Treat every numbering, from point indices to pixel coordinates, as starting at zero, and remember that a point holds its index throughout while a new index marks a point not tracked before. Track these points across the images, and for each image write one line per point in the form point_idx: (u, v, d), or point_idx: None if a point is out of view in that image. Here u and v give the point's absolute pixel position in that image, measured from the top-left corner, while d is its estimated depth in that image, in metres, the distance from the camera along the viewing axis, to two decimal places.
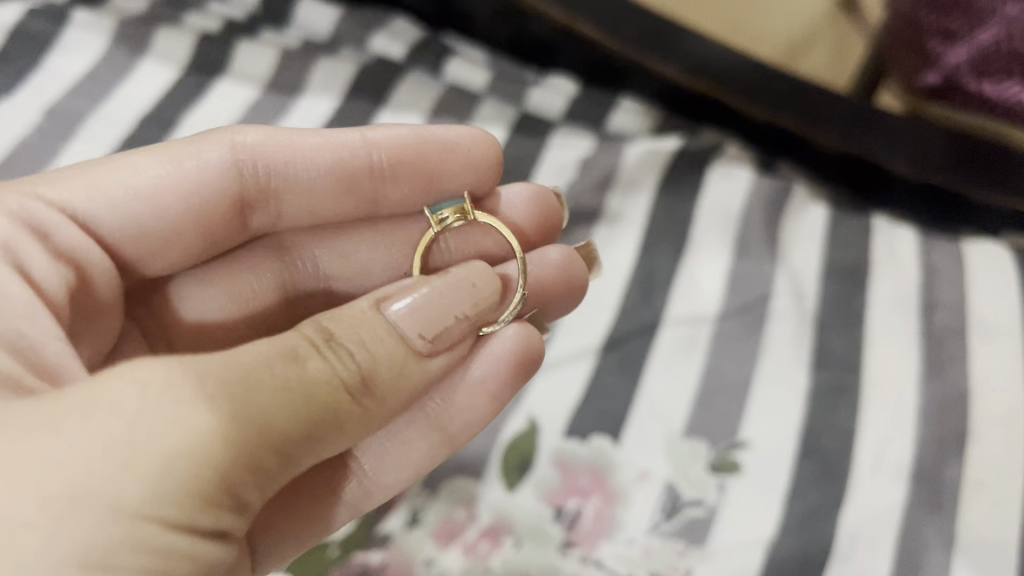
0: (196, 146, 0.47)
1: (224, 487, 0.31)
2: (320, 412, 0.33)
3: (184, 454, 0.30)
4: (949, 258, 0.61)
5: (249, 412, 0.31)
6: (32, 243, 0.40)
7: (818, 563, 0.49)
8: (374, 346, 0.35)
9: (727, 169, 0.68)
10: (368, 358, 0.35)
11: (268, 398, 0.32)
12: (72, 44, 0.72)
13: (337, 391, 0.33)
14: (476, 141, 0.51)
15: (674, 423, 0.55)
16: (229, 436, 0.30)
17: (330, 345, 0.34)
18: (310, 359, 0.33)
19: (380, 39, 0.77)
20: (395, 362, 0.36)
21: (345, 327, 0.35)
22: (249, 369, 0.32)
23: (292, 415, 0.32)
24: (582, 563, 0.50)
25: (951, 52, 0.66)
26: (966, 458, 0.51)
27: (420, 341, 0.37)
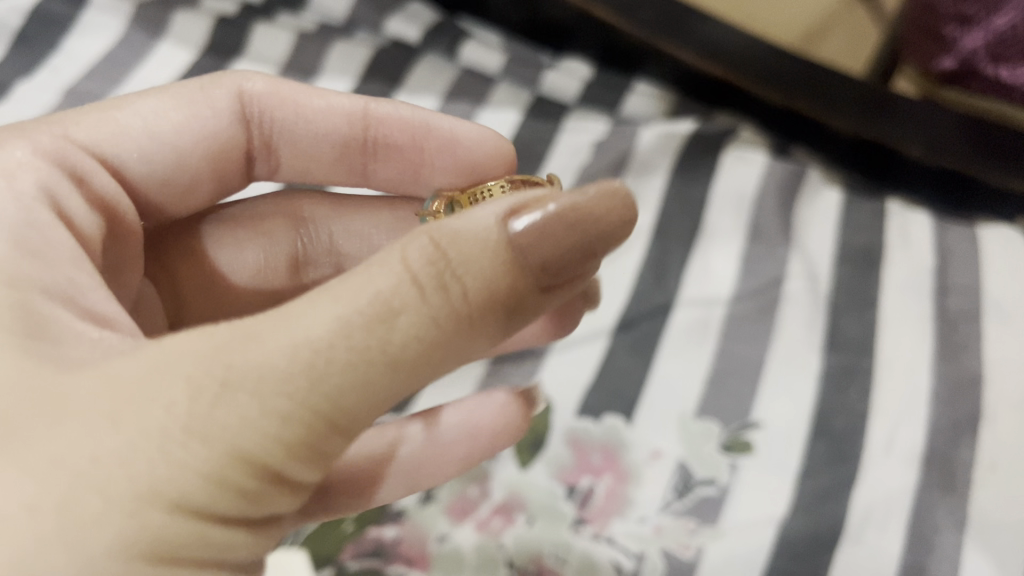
0: (208, 94, 0.45)
1: (276, 474, 0.27)
2: (408, 379, 0.28)
3: (232, 445, 0.26)
4: (964, 242, 0.61)
5: (318, 397, 0.26)
6: (67, 186, 0.37)
7: (829, 541, 0.49)
8: (495, 281, 0.28)
9: (742, 152, 0.68)
10: (478, 299, 0.28)
11: (341, 375, 0.27)
12: (91, 27, 0.73)
13: (427, 348, 0.28)
14: (482, 139, 0.51)
15: (686, 403, 0.56)
16: (288, 433, 0.26)
17: (442, 279, 0.28)
18: (404, 312, 0.27)
19: (395, 22, 0.77)
20: (514, 294, 0.29)
21: (464, 252, 0.28)
22: (324, 336, 0.27)
23: (370, 393, 0.27)
24: (594, 540, 0.50)
25: (967, 36, 0.66)
26: (980, 440, 0.51)
27: (541, 273, 0.29)
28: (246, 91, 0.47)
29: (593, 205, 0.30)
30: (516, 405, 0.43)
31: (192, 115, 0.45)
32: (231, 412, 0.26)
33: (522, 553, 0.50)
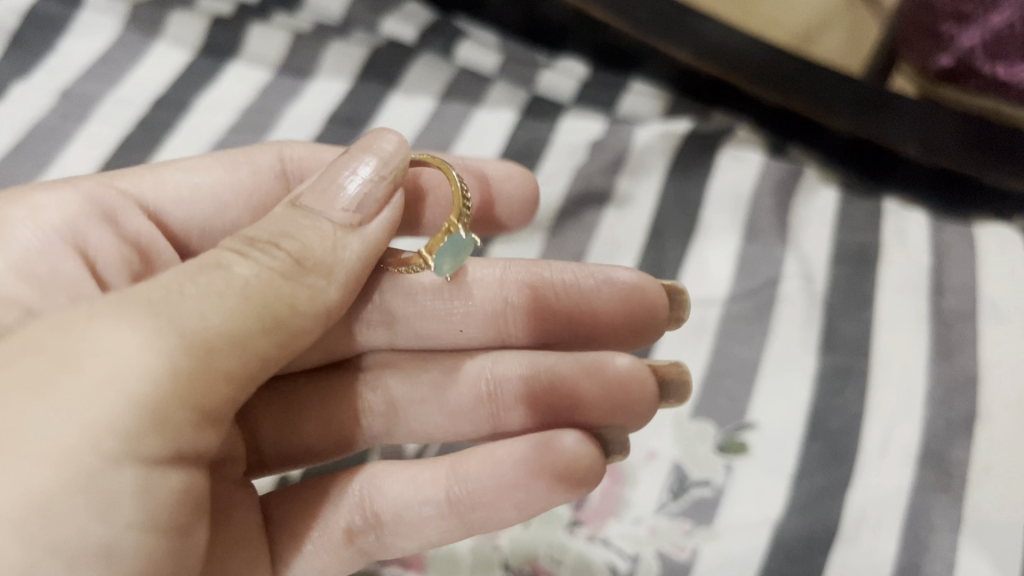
0: (252, 155, 0.52)
1: (188, 404, 0.32)
2: (269, 311, 0.34)
3: (136, 373, 0.30)
4: (961, 241, 0.61)
5: (184, 319, 0.32)
6: (98, 227, 0.44)
7: (825, 542, 0.49)
8: (313, 238, 0.37)
9: (738, 152, 0.68)
10: (304, 249, 0.37)
11: (203, 303, 0.33)
12: (86, 27, 0.72)
13: (276, 281, 0.35)
14: (518, 179, 0.56)
15: (683, 404, 0.56)
16: (169, 359, 0.31)
17: (255, 246, 0.36)
18: (237, 264, 0.35)
19: (391, 23, 0.76)
20: (327, 239, 0.38)
21: (269, 227, 0.37)
22: (170, 283, 0.33)
23: (238, 323, 0.33)
24: (589, 542, 0.50)
25: (964, 33, 0.66)
26: (974, 440, 0.51)
27: (344, 213, 0.38)
28: (285, 152, 0.52)
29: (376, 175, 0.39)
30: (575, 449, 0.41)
31: (234, 171, 0.51)
32: (125, 347, 0.31)
33: (518, 554, 0.50)
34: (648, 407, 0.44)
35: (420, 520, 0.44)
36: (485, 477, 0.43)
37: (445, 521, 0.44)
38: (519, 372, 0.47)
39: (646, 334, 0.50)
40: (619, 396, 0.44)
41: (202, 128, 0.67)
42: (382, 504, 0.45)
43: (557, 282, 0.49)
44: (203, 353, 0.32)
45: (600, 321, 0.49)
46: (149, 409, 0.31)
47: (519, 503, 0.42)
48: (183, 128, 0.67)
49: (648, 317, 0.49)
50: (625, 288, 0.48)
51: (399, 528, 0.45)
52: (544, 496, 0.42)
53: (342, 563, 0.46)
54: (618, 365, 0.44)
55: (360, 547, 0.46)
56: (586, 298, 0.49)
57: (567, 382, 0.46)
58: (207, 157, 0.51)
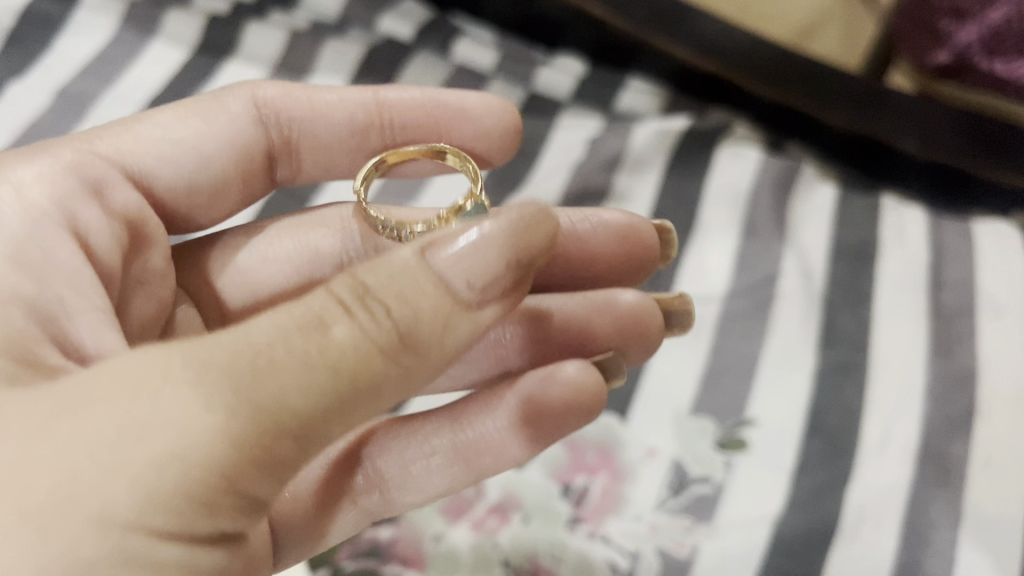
0: (226, 101, 0.48)
1: (236, 489, 0.28)
2: (356, 388, 0.28)
3: (182, 453, 0.26)
4: (958, 236, 0.61)
5: (263, 400, 0.27)
6: (86, 203, 0.39)
7: (825, 538, 0.49)
8: (417, 298, 0.29)
9: (736, 149, 0.68)
10: (411, 327, 0.28)
11: (287, 378, 0.27)
12: (83, 27, 0.72)
13: (369, 358, 0.28)
14: (488, 109, 0.53)
15: (682, 400, 0.56)
16: (228, 438, 0.26)
17: (363, 302, 0.28)
18: (337, 324, 0.28)
19: (389, 19, 0.77)
20: (440, 311, 0.29)
21: (385, 274, 0.29)
22: (264, 340, 0.27)
23: (322, 403, 0.27)
24: (589, 539, 0.50)
25: (962, 30, 0.66)
26: (974, 436, 0.51)
27: (467, 291, 0.29)
28: (260, 93, 0.49)
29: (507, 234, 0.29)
30: (586, 375, 0.43)
31: (211, 120, 0.47)
32: (169, 419, 0.26)
33: (517, 553, 0.50)
34: (656, 337, 0.49)
35: (428, 471, 0.44)
36: (490, 420, 0.44)
37: (450, 468, 0.44)
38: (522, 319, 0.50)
39: (639, 271, 0.54)
40: (633, 328, 0.49)
41: None
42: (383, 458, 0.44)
43: (560, 231, 0.51)
44: (276, 433, 0.27)
45: (599, 263, 0.52)
46: (184, 498, 0.26)
47: (528, 440, 0.43)
48: None
49: (641, 252, 0.53)
50: (623, 231, 0.52)
51: (404, 482, 0.44)
52: (550, 433, 0.43)
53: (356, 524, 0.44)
54: (623, 301, 0.50)
55: (363, 508, 0.44)
56: (584, 241, 0.52)
57: (585, 322, 0.50)
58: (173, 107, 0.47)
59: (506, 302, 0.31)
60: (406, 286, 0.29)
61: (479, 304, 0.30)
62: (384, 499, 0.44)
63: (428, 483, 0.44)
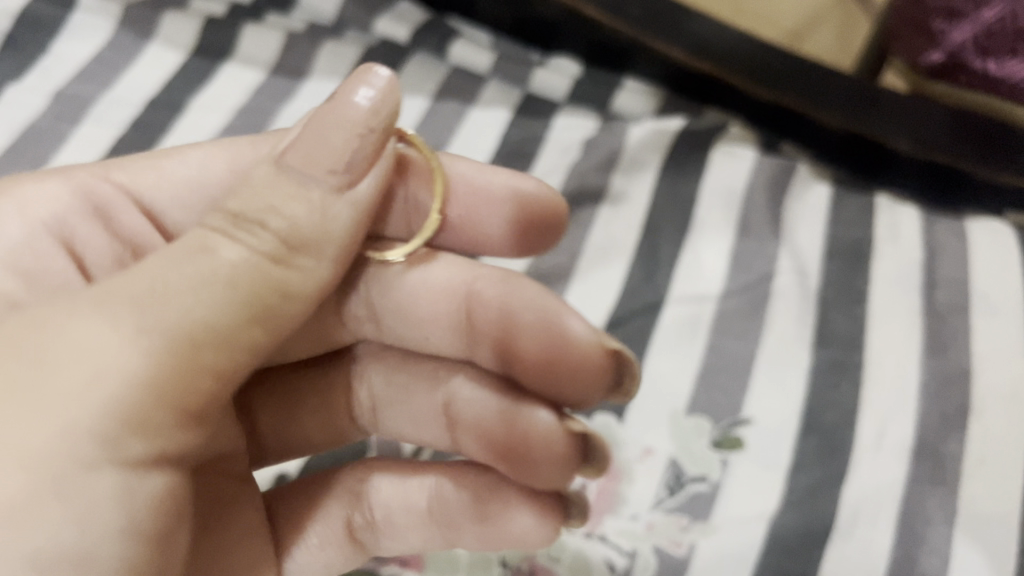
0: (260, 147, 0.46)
1: (175, 407, 0.32)
2: (261, 300, 0.33)
3: (111, 373, 0.31)
4: (953, 235, 0.62)
5: (171, 318, 0.31)
6: (89, 224, 0.44)
7: (821, 536, 0.49)
8: (291, 204, 0.33)
9: (730, 148, 0.68)
10: (294, 233, 0.33)
11: (183, 297, 0.32)
12: (79, 28, 0.72)
13: (259, 271, 0.33)
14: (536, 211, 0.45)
15: (678, 399, 0.56)
16: (152, 360, 0.31)
17: (240, 222, 0.33)
18: (224, 247, 0.33)
19: (384, 22, 0.77)
20: (316, 209, 0.33)
21: (252, 194, 0.33)
22: (157, 274, 0.32)
23: (228, 314, 0.32)
24: (586, 538, 0.51)
25: (955, 29, 0.66)
26: (968, 433, 0.52)
27: (328, 175, 0.33)
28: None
29: (358, 134, 0.32)
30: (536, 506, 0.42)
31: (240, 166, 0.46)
32: (96, 348, 0.31)
33: (514, 551, 0.50)
34: (558, 478, 0.40)
35: (407, 522, 0.46)
36: (455, 495, 0.45)
37: (425, 526, 0.46)
38: (458, 394, 0.45)
39: (581, 390, 0.39)
40: (532, 450, 0.40)
41: (195, 129, 0.67)
42: (377, 502, 0.46)
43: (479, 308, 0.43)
44: (193, 349, 0.32)
45: (522, 356, 0.41)
46: (120, 421, 0.31)
47: (482, 535, 0.44)
48: (176, 130, 0.67)
49: (572, 366, 0.38)
50: (556, 335, 0.39)
51: (388, 530, 0.47)
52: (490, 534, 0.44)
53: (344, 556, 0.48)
54: (540, 416, 0.40)
55: (360, 541, 0.47)
56: (519, 329, 0.41)
57: (493, 427, 0.43)
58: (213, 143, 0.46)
59: (377, 178, 0.35)
60: (282, 202, 0.33)
61: (343, 172, 0.33)
62: (375, 534, 0.47)
63: (407, 540, 0.47)
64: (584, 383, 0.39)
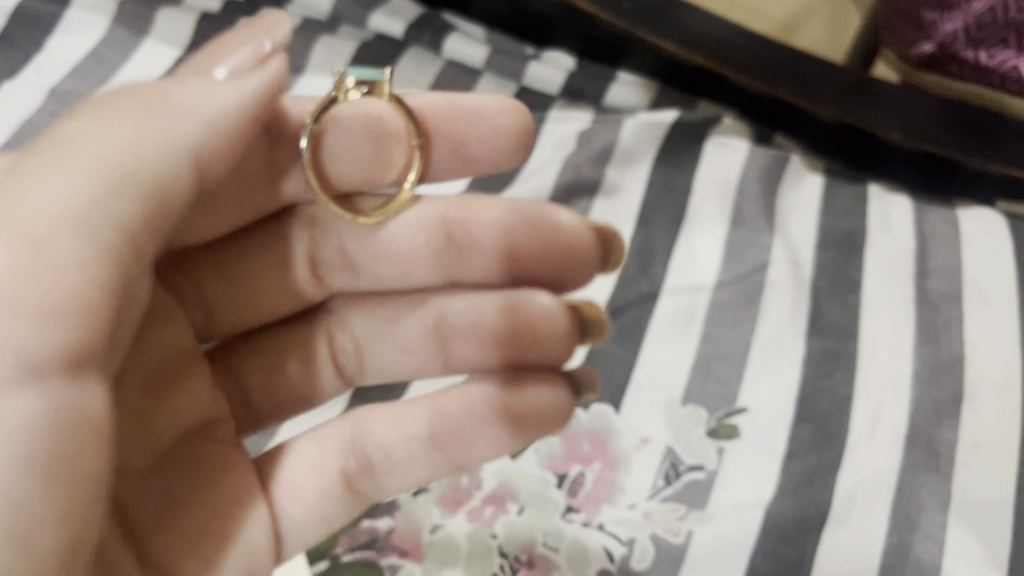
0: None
1: (52, 297, 0.28)
2: (127, 167, 0.30)
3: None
4: (945, 224, 0.62)
5: (25, 208, 0.29)
6: None
7: (816, 524, 0.50)
8: (167, 92, 0.32)
9: (724, 139, 0.69)
10: (159, 105, 0.31)
11: (34, 187, 0.29)
12: (73, 25, 0.72)
13: (122, 146, 0.30)
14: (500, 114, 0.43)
15: (674, 389, 0.56)
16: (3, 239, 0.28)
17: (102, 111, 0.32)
18: (78, 127, 0.31)
19: (378, 17, 0.76)
20: (196, 92, 0.32)
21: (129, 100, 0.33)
22: (9, 176, 0.30)
23: (86, 180, 0.29)
24: (585, 527, 0.51)
25: (945, 20, 0.67)
26: (960, 420, 0.52)
27: (219, 82, 0.33)
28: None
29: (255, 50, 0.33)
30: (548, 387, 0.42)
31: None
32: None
33: (513, 541, 0.51)
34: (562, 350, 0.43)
35: (408, 458, 0.44)
36: (460, 412, 0.43)
37: (429, 457, 0.44)
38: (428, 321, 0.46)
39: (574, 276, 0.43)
40: (531, 338, 0.43)
41: None
42: (372, 442, 0.44)
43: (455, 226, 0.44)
44: (52, 232, 0.29)
45: (518, 263, 0.44)
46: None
47: (494, 436, 0.43)
48: None
49: (569, 262, 0.43)
50: (547, 229, 0.43)
51: (392, 469, 0.45)
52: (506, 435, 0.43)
53: (342, 509, 0.45)
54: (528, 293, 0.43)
55: (357, 489, 0.45)
56: (508, 241, 0.43)
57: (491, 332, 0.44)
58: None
59: (272, 80, 0.33)
60: (152, 115, 0.31)
61: (233, 80, 0.33)
62: (374, 479, 0.45)
63: (410, 472, 0.45)
64: (577, 263, 0.43)
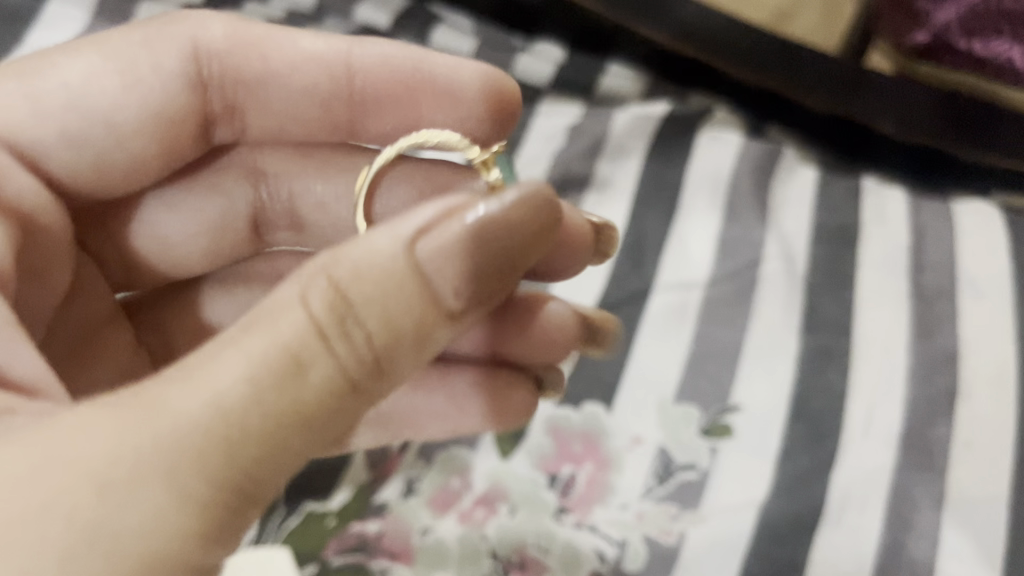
0: (155, 52, 0.44)
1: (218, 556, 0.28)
2: (332, 429, 0.29)
3: (159, 553, 0.26)
4: (938, 217, 0.61)
5: (242, 474, 0.27)
6: None
7: (810, 525, 0.49)
8: (399, 318, 0.29)
9: (715, 133, 0.68)
10: (391, 354, 0.29)
11: (254, 450, 0.27)
12: (53, 19, 0.71)
13: (343, 400, 0.29)
14: (479, 84, 0.46)
15: (666, 388, 0.56)
16: (207, 517, 0.26)
17: (339, 330, 0.28)
18: (312, 365, 0.28)
19: (365, 9, 0.75)
20: (424, 328, 0.29)
21: (360, 284, 0.28)
22: (232, 412, 0.26)
23: (291, 455, 0.28)
24: (576, 529, 0.51)
25: (940, 10, 0.65)
26: (955, 418, 0.52)
27: (455, 299, 0.29)
28: (200, 43, 0.44)
29: (507, 219, 0.29)
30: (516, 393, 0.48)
31: (131, 76, 0.43)
32: (144, 520, 0.25)
33: (505, 544, 0.50)
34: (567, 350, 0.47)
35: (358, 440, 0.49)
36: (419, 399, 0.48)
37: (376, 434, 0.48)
38: None
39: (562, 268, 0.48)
40: (540, 343, 0.47)
41: None
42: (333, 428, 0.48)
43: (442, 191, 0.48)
44: (243, 503, 0.27)
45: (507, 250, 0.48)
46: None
47: (450, 429, 0.49)
48: None
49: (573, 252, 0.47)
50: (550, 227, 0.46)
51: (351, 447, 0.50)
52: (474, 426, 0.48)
53: None
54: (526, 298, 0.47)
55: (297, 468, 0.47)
56: None
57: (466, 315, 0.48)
58: (90, 46, 0.43)
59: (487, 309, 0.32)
60: (384, 365, 0.29)
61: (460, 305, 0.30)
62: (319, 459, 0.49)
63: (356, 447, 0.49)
64: (575, 250, 0.47)
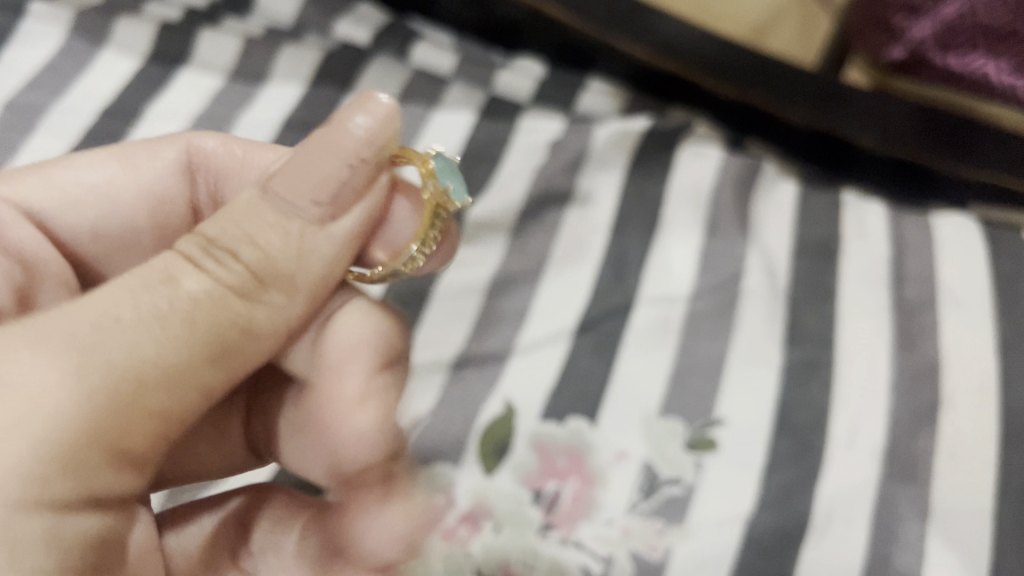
0: (153, 149, 0.44)
1: (110, 448, 0.29)
2: (221, 332, 0.32)
3: (39, 418, 0.27)
4: (918, 229, 0.62)
5: (121, 358, 0.29)
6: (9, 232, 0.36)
7: (797, 537, 0.49)
8: (264, 238, 0.33)
9: (698, 149, 0.68)
10: (266, 267, 0.33)
11: (134, 332, 0.29)
12: (29, 36, 0.70)
13: (223, 300, 0.32)
14: None
15: (650, 402, 0.55)
16: (83, 396, 0.28)
17: (209, 252, 0.32)
18: (184, 276, 0.31)
19: (345, 26, 0.76)
20: (294, 238, 0.33)
21: (226, 227, 0.33)
22: (113, 303, 0.30)
23: (184, 352, 0.30)
24: (562, 545, 0.50)
25: (916, 26, 0.66)
26: (938, 430, 0.52)
27: (314, 208, 0.33)
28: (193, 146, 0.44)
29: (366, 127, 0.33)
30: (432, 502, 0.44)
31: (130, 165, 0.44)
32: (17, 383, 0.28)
33: (490, 562, 0.50)
34: None
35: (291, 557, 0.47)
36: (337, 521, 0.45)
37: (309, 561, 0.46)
38: None
39: None
40: None
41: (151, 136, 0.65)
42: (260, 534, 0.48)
43: None
44: (129, 383, 0.29)
45: None
46: (54, 460, 0.28)
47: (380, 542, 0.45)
48: (131, 137, 0.65)
49: None
50: None
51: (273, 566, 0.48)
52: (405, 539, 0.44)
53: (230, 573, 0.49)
54: None
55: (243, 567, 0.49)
56: None
57: None
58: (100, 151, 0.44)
59: (372, 204, 0.36)
60: (265, 283, 0.33)
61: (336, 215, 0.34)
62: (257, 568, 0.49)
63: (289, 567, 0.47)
64: None
